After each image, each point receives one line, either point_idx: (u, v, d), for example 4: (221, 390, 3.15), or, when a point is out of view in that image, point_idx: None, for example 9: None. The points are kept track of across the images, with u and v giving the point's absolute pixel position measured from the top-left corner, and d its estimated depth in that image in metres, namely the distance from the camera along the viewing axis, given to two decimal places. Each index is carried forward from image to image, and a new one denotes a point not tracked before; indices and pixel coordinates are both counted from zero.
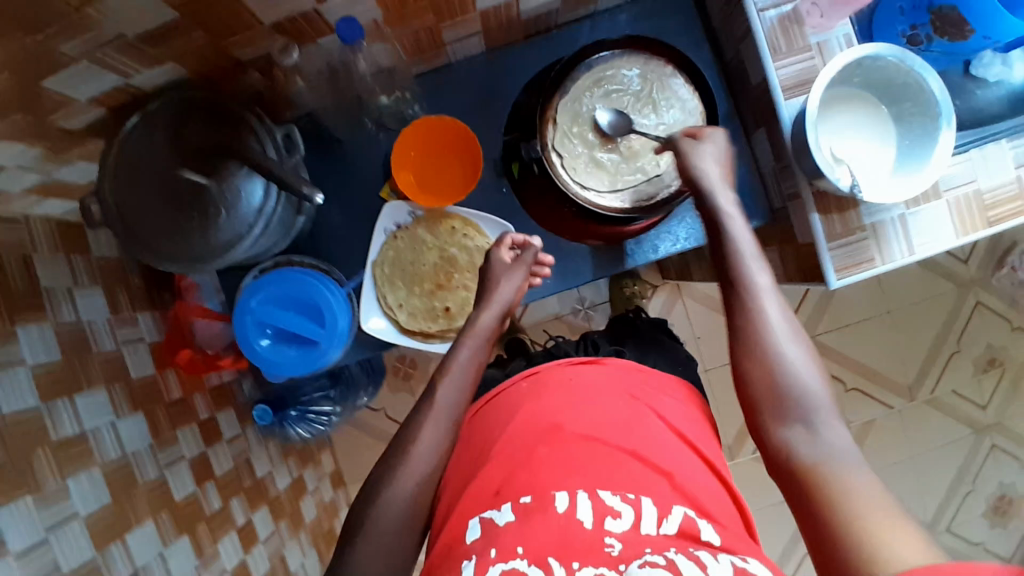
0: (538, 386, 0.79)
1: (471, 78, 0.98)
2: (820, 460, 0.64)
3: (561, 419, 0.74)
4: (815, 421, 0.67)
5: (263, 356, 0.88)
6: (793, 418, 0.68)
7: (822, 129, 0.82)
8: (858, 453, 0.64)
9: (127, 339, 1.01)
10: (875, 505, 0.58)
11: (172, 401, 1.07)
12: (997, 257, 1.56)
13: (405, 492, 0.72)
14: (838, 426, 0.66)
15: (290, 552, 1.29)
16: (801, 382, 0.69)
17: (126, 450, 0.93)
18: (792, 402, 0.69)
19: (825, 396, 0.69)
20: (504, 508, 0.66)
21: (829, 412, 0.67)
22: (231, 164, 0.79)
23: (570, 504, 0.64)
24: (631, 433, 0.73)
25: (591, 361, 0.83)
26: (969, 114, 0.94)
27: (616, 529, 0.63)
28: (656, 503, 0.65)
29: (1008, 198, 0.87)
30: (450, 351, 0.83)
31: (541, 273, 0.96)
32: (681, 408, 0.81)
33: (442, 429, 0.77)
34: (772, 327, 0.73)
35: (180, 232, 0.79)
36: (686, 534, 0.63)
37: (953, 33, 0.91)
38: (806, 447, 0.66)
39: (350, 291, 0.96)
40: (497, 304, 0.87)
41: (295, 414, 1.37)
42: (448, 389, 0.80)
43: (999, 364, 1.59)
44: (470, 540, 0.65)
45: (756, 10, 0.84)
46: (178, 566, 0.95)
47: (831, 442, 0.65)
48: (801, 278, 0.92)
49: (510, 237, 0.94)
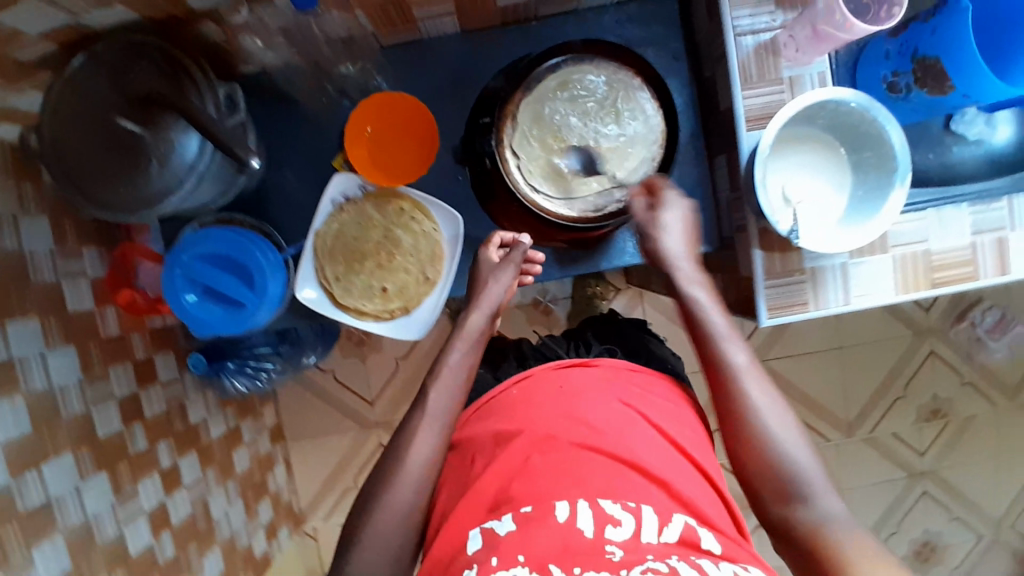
0: (528, 392, 0.80)
1: (444, 58, 0.95)
2: (817, 527, 0.70)
3: (554, 428, 0.74)
4: (807, 491, 0.72)
5: (190, 312, 0.87)
6: (788, 495, 0.72)
7: (778, 169, 0.80)
8: (851, 519, 0.70)
9: (68, 272, 0.98)
10: (875, 566, 0.65)
11: (108, 337, 1.05)
12: (959, 311, 1.57)
13: (404, 500, 0.74)
14: (830, 495, 0.71)
15: (215, 500, 1.29)
16: (802, 469, 0.73)
17: (53, 382, 0.92)
18: (780, 478, 0.73)
19: (813, 465, 0.73)
20: (505, 518, 0.66)
21: (823, 482, 0.72)
22: (168, 116, 0.77)
23: (570, 514, 0.65)
24: (620, 439, 0.72)
25: (583, 363, 0.83)
26: (940, 168, 0.93)
27: (616, 538, 0.63)
28: (655, 511, 0.66)
29: (958, 262, 0.87)
30: (441, 357, 0.86)
31: (531, 271, 0.98)
32: (669, 406, 0.81)
33: (436, 434, 0.78)
34: (755, 408, 0.76)
35: (110, 178, 0.76)
36: (686, 542, 0.64)
37: (932, 87, 0.85)
38: (802, 516, 0.71)
39: (288, 259, 0.94)
40: (486, 306, 0.90)
41: (233, 367, 1.31)
42: (440, 395, 0.82)
43: (943, 415, 1.60)
44: (472, 550, 0.65)
45: (734, 34, 0.82)
46: (92, 502, 0.95)
47: (827, 510, 0.71)
48: (739, 308, 0.93)
49: (501, 235, 0.95)
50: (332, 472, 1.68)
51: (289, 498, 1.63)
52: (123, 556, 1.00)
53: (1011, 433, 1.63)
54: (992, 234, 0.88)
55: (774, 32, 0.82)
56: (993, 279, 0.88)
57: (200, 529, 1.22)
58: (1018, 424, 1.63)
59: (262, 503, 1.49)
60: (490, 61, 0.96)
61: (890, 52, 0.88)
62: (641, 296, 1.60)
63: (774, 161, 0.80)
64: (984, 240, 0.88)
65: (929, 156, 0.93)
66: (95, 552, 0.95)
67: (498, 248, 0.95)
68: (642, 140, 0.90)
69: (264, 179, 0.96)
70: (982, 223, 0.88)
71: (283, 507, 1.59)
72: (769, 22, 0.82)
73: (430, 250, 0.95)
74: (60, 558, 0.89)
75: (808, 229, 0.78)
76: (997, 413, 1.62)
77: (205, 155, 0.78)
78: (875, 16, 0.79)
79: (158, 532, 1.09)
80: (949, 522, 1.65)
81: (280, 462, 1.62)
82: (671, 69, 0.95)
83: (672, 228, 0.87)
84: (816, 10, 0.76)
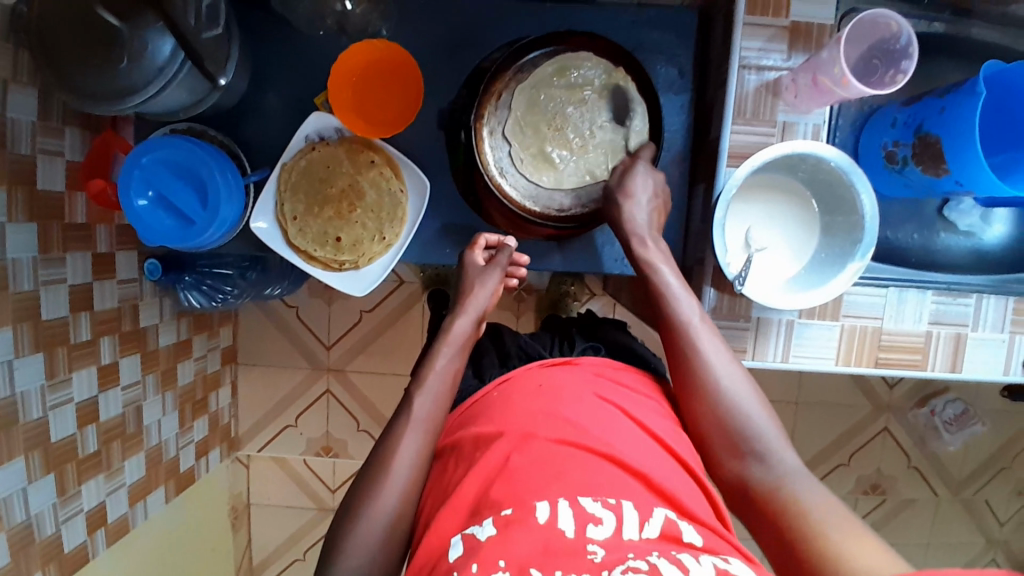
0: (508, 393, 0.75)
1: (452, 22, 0.94)
2: (775, 482, 0.69)
3: (533, 427, 0.68)
4: (761, 448, 0.71)
5: (139, 215, 0.85)
6: (741, 451, 0.71)
7: (746, 212, 0.81)
8: (803, 469, 0.70)
9: (47, 150, 0.98)
10: (841, 522, 0.63)
11: (72, 224, 1.04)
12: (922, 395, 1.55)
13: (387, 507, 0.69)
14: (783, 448, 0.71)
15: (150, 406, 1.29)
16: (758, 426, 0.72)
17: (7, 255, 0.92)
18: (741, 435, 0.72)
19: (768, 424, 0.73)
20: (485, 522, 0.59)
21: (776, 436, 0.72)
22: (147, 15, 0.75)
23: (551, 514, 0.58)
24: (597, 432, 0.67)
25: (565, 363, 0.79)
26: (922, 251, 0.91)
27: (598, 536, 0.57)
28: (637, 506, 0.60)
29: (908, 347, 0.86)
30: (427, 360, 0.81)
31: (516, 273, 0.95)
32: (652, 405, 0.76)
33: (420, 439, 0.74)
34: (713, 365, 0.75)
35: (82, 66, 0.75)
36: (669, 538, 0.59)
37: (928, 166, 0.82)
38: (756, 471, 0.70)
39: (249, 184, 0.94)
40: (473, 310, 0.86)
41: (189, 281, 1.30)
42: (424, 399, 0.77)
43: (881, 492, 1.59)
44: (452, 558, 0.58)
45: (739, 65, 0.80)
46: (22, 379, 0.96)
47: (782, 464, 0.70)
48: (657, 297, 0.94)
49: (486, 238, 0.94)
50: (276, 406, 1.67)
51: (228, 420, 1.63)
52: (43, 438, 1.01)
53: (947, 525, 1.62)
54: (951, 327, 0.87)
55: (780, 72, 0.80)
56: (941, 373, 0.87)
57: (128, 431, 1.22)
58: (956, 517, 1.61)
59: (199, 419, 1.50)
60: (497, 36, 0.94)
61: (897, 120, 0.85)
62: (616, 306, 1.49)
63: (743, 204, 0.81)
64: (942, 332, 0.87)
65: (915, 236, 0.91)
66: (15, 429, 0.95)
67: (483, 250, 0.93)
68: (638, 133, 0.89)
69: (242, 101, 0.97)
70: (942, 314, 0.86)
71: (220, 429, 1.59)
72: (778, 61, 0.80)
73: (391, 209, 0.93)
74: None
75: (757, 280, 0.79)
76: (937, 502, 1.60)
77: (175, 62, 0.77)
78: (880, 80, 0.77)
79: (84, 425, 1.10)
80: None
81: (226, 383, 1.62)
82: (676, 85, 0.93)
83: (642, 199, 0.84)
84: (820, 59, 0.74)
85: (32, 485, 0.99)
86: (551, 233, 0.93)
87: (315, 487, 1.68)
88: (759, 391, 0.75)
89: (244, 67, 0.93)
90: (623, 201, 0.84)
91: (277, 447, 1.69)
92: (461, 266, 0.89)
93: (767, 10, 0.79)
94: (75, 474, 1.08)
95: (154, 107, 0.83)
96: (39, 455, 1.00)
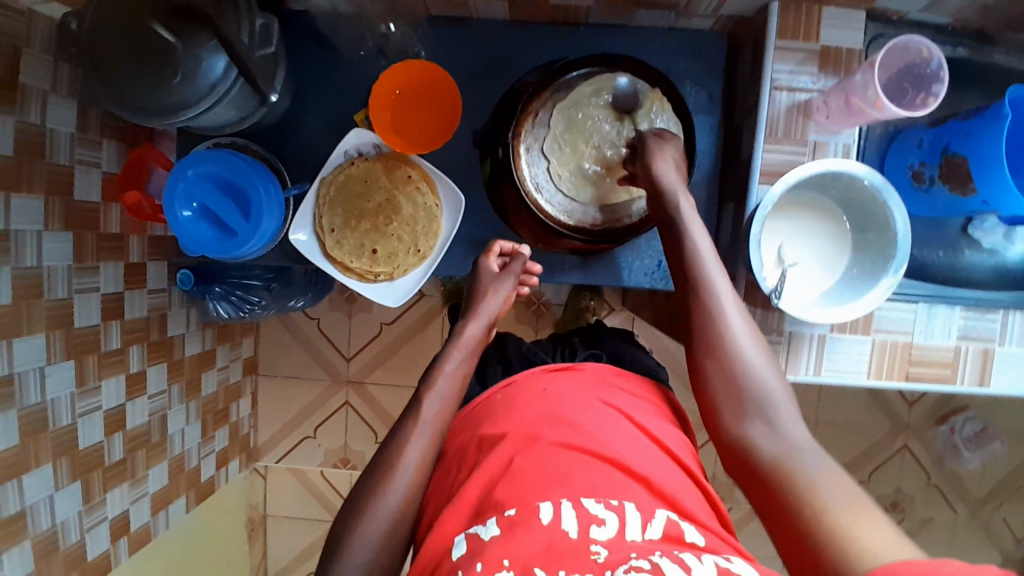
0: (511, 396, 0.76)
1: (488, 43, 0.97)
2: (781, 452, 0.68)
3: (536, 428, 0.69)
4: (772, 417, 0.71)
5: (183, 227, 0.88)
6: (749, 415, 0.71)
7: (778, 229, 0.83)
8: (814, 445, 0.69)
9: (84, 161, 1.00)
10: (855, 512, 0.61)
11: (106, 234, 1.06)
12: (941, 413, 1.55)
13: (389, 507, 0.70)
14: (792, 417, 0.71)
15: (174, 415, 1.30)
16: (768, 390, 0.72)
17: (43, 262, 0.94)
18: (751, 401, 0.72)
19: (781, 393, 0.72)
20: (489, 523, 0.61)
21: (787, 404, 0.72)
22: (201, 33, 0.77)
23: (555, 514, 0.59)
24: (602, 437, 0.68)
25: (567, 369, 0.80)
26: (946, 269, 0.91)
27: (601, 537, 0.58)
28: (638, 507, 0.61)
29: (936, 363, 0.88)
30: (436, 363, 0.83)
31: (528, 282, 0.98)
32: (649, 407, 0.78)
33: (425, 441, 0.75)
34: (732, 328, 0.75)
35: (138, 80, 0.78)
36: (671, 539, 0.60)
37: (955, 184, 0.84)
38: (763, 437, 0.70)
39: (289, 198, 0.97)
40: (485, 315, 0.88)
41: (219, 292, 1.31)
42: (432, 402, 0.78)
43: (900, 510, 1.59)
44: (456, 556, 0.61)
45: (771, 87, 0.82)
46: (54, 385, 0.98)
47: (790, 438, 0.69)
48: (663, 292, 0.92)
49: (501, 244, 0.97)
50: (295, 417, 1.69)
51: (247, 431, 1.64)
52: (71, 446, 1.02)
53: (966, 546, 1.60)
54: (979, 343, 0.88)
55: (810, 94, 0.83)
56: (969, 387, 0.88)
57: (152, 440, 1.24)
58: (974, 538, 1.60)
59: (220, 430, 1.51)
60: (531, 57, 0.97)
61: (923, 141, 0.87)
62: (636, 321, 1.51)
63: (777, 220, 0.83)
64: (970, 347, 0.88)
65: (939, 254, 0.92)
66: (44, 436, 0.97)
67: (498, 257, 0.96)
68: None
69: (282, 116, 1.00)
70: (971, 330, 0.88)
71: (238, 440, 1.60)
72: (809, 83, 0.83)
73: (426, 223, 0.95)
74: (9, 434, 0.91)
75: (791, 296, 0.81)
76: (956, 521, 1.59)
77: (228, 79, 0.80)
78: (910, 103, 0.79)
79: (111, 433, 1.11)
80: None
81: (246, 394, 1.63)
82: (705, 106, 0.96)
83: (671, 158, 0.83)
84: (852, 82, 0.77)
85: (59, 492, 1.00)
86: (579, 246, 0.95)
87: (330, 499, 1.69)
88: (775, 362, 0.74)
89: (286, 83, 0.96)
90: (655, 159, 0.83)
91: (294, 459, 1.69)
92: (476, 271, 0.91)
93: (798, 35, 0.82)
94: (100, 482, 1.09)
95: (205, 121, 0.87)
96: (67, 462, 1.01)
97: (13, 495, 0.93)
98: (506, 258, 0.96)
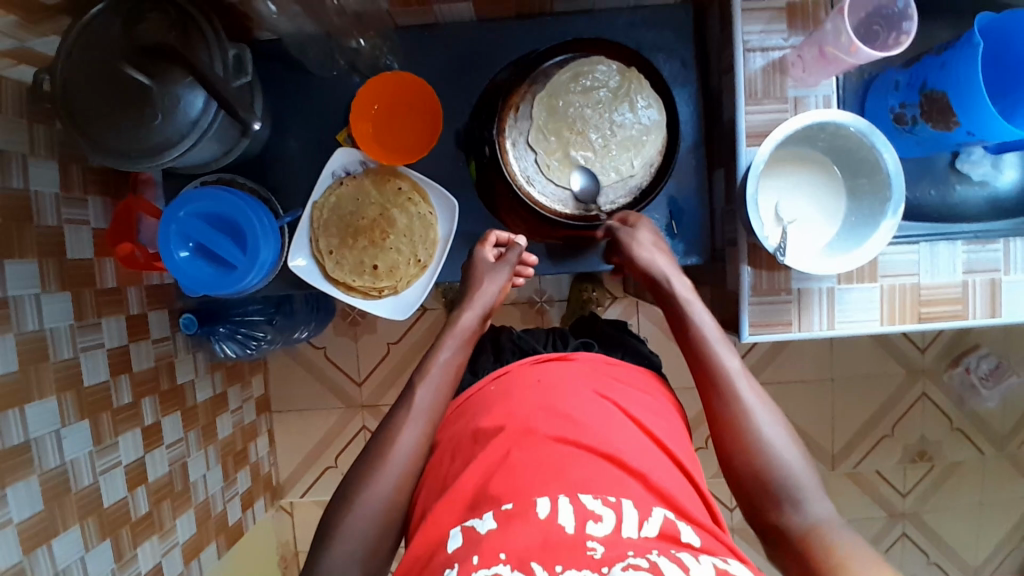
0: (505, 387, 0.75)
1: (457, 45, 0.98)
2: (812, 533, 0.67)
3: (532, 421, 0.68)
4: (800, 499, 0.69)
5: (181, 267, 0.88)
6: (778, 500, 0.70)
7: (772, 188, 0.84)
8: (842, 522, 0.68)
9: (73, 220, 1.00)
10: None
11: (104, 289, 1.05)
12: (954, 354, 1.55)
13: (382, 495, 0.71)
14: (820, 498, 0.70)
15: (193, 462, 1.28)
16: (791, 469, 0.71)
17: (45, 324, 0.93)
18: (779, 488, 0.70)
19: (809, 476, 0.71)
20: (486, 515, 0.61)
21: (813, 486, 0.70)
22: (177, 71, 0.78)
23: (552, 509, 0.60)
24: (597, 431, 0.68)
25: (560, 358, 0.79)
26: (943, 207, 0.91)
27: (598, 533, 0.58)
28: (635, 504, 0.61)
29: (946, 300, 0.88)
30: (431, 353, 0.83)
31: (523, 273, 0.97)
32: (645, 399, 0.77)
33: (420, 429, 0.75)
34: (752, 411, 0.75)
35: (117, 126, 0.78)
36: (667, 537, 0.60)
37: (937, 121, 0.85)
38: (795, 520, 0.69)
39: (283, 226, 0.97)
40: (480, 305, 0.88)
41: (223, 332, 1.29)
42: (426, 389, 0.78)
43: (928, 458, 1.58)
44: (451, 549, 0.61)
45: (744, 48, 0.84)
46: (70, 447, 0.97)
47: (818, 516, 0.69)
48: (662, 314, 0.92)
49: (496, 235, 0.95)
50: (315, 448, 1.66)
51: (268, 469, 1.62)
52: (96, 505, 1.01)
53: (998, 484, 1.60)
54: (984, 274, 0.89)
55: (784, 51, 0.84)
56: (982, 319, 0.88)
57: (176, 489, 1.22)
58: (1005, 474, 1.60)
59: (241, 471, 1.49)
60: (503, 53, 0.98)
61: (900, 82, 0.88)
62: (638, 305, 1.51)
63: (770, 179, 0.84)
64: (977, 280, 0.89)
65: (932, 192, 0.92)
66: (68, 499, 0.96)
67: (494, 247, 0.95)
68: (657, 128, 0.91)
69: (266, 145, 1.00)
70: (975, 263, 0.89)
71: (261, 479, 1.58)
72: (781, 41, 0.84)
73: (422, 230, 0.96)
74: (33, 500, 0.90)
75: (795, 251, 0.82)
76: (985, 461, 1.59)
77: (208, 114, 0.80)
78: (884, 44, 0.80)
79: (134, 487, 1.10)
80: (926, 569, 1.61)
81: (262, 432, 1.62)
82: (680, 78, 0.97)
83: (650, 246, 0.88)
84: (824, 32, 0.78)
85: (89, 553, 0.99)
86: (576, 232, 0.95)
87: None
88: (798, 443, 0.74)
89: (265, 112, 0.97)
90: (636, 250, 0.88)
91: (318, 491, 1.67)
92: (473, 262, 0.91)
93: None
94: (129, 538, 1.08)
95: (190, 159, 0.87)
96: (93, 522, 1.00)
97: (45, 561, 0.92)
98: (502, 249, 0.95)
